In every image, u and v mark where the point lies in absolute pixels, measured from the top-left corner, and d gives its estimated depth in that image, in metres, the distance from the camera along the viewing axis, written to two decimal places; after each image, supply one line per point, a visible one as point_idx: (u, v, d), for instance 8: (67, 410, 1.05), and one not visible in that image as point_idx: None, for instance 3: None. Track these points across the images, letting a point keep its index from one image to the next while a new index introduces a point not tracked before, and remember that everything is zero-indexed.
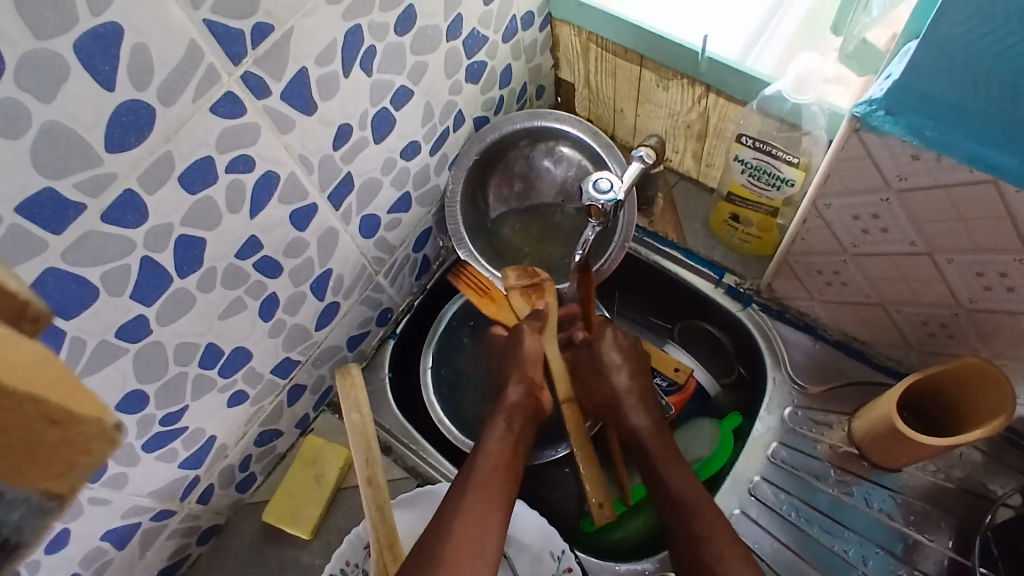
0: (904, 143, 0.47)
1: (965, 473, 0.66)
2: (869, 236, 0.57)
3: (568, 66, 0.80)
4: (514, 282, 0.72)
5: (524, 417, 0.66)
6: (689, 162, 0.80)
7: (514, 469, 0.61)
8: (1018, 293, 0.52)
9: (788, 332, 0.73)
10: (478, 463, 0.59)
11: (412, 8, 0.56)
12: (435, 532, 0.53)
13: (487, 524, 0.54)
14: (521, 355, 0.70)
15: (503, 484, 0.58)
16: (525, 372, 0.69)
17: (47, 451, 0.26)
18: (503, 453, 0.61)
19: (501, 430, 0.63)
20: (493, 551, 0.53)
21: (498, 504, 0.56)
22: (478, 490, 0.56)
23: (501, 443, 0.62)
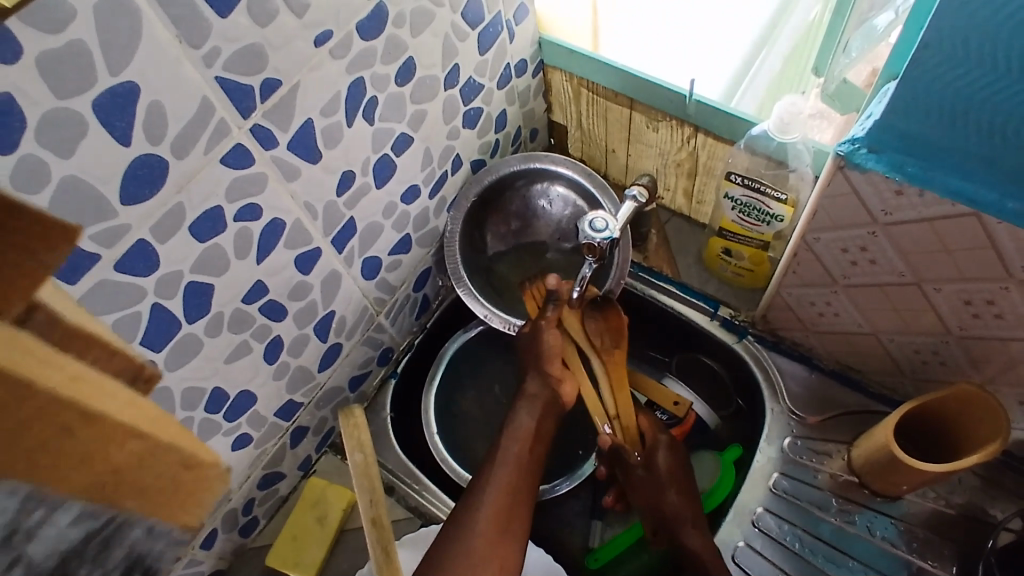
0: (888, 180, 0.49)
1: (965, 498, 0.67)
2: (858, 269, 0.59)
3: (561, 109, 0.83)
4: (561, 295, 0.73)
5: (548, 413, 0.69)
6: (680, 199, 0.82)
7: (537, 455, 0.66)
8: (1006, 320, 0.54)
9: (784, 362, 0.74)
10: (501, 457, 0.64)
11: (411, 60, 0.58)
12: (465, 514, 0.60)
13: (515, 512, 0.61)
14: (541, 348, 0.70)
15: (530, 473, 0.64)
16: (542, 362, 0.70)
17: (185, 489, 0.34)
18: (525, 445, 0.66)
19: (525, 419, 0.67)
20: (520, 533, 0.61)
21: (524, 493, 0.63)
22: (507, 480, 0.63)
23: (526, 431, 0.66)
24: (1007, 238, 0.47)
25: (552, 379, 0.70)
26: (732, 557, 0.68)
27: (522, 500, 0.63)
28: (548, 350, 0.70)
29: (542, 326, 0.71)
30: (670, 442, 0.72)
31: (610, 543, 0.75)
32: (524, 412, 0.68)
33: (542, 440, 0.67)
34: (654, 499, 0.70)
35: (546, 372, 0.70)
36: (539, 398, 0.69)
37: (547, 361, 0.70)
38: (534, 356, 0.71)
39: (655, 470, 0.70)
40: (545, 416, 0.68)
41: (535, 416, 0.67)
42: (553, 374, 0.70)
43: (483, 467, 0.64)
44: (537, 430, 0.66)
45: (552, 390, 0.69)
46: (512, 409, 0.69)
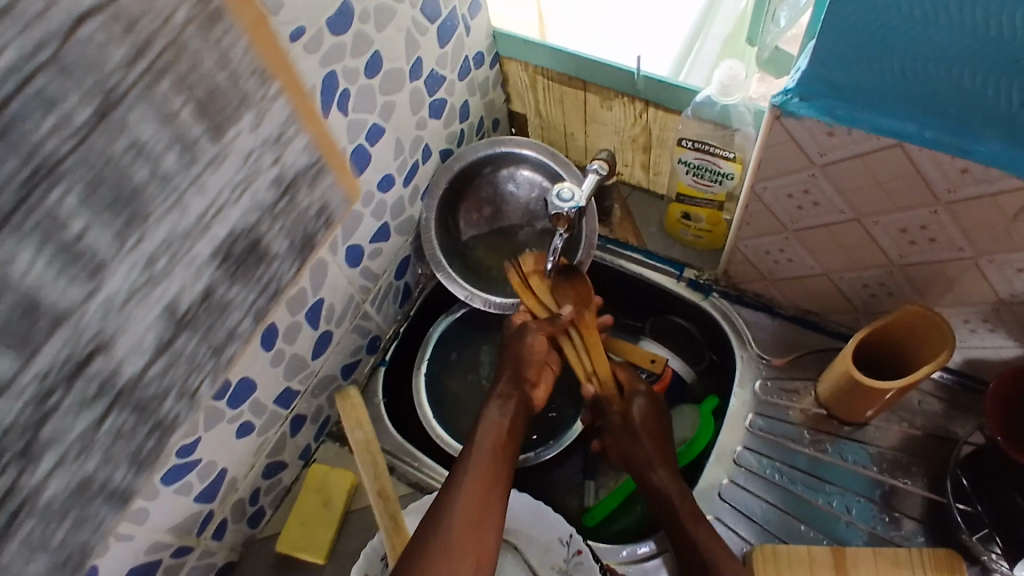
0: (820, 123, 0.55)
1: (926, 419, 0.73)
2: (804, 212, 0.65)
3: (519, 98, 0.88)
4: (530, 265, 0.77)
5: (519, 408, 0.72)
6: (638, 173, 0.87)
7: (510, 449, 0.68)
8: (939, 243, 0.60)
9: (748, 313, 0.80)
10: (476, 449, 0.67)
11: (377, 54, 0.63)
12: (444, 504, 0.62)
13: (490, 503, 0.63)
14: (525, 351, 0.75)
15: (504, 465, 0.66)
16: (521, 366, 0.75)
17: None
18: (498, 437, 0.68)
19: (496, 415, 0.70)
20: (496, 524, 0.62)
21: (499, 484, 0.65)
22: (482, 472, 0.65)
23: (498, 425, 0.69)
24: (931, 164, 0.53)
25: (524, 381, 0.74)
26: (719, 494, 0.72)
27: (497, 492, 0.64)
28: (531, 354, 0.75)
29: (529, 330, 0.76)
30: (647, 395, 0.76)
31: (603, 500, 0.78)
32: (497, 408, 0.71)
33: (515, 432, 0.70)
34: (628, 449, 0.73)
35: (521, 378, 0.74)
36: (512, 396, 0.73)
37: (529, 363, 0.75)
38: (517, 360, 0.75)
39: (629, 420, 0.74)
40: (518, 411, 0.72)
41: (507, 411, 0.71)
42: (527, 379, 0.75)
43: (458, 461, 0.66)
44: (510, 425, 0.70)
45: (524, 391, 0.74)
46: (484, 405, 0.72)
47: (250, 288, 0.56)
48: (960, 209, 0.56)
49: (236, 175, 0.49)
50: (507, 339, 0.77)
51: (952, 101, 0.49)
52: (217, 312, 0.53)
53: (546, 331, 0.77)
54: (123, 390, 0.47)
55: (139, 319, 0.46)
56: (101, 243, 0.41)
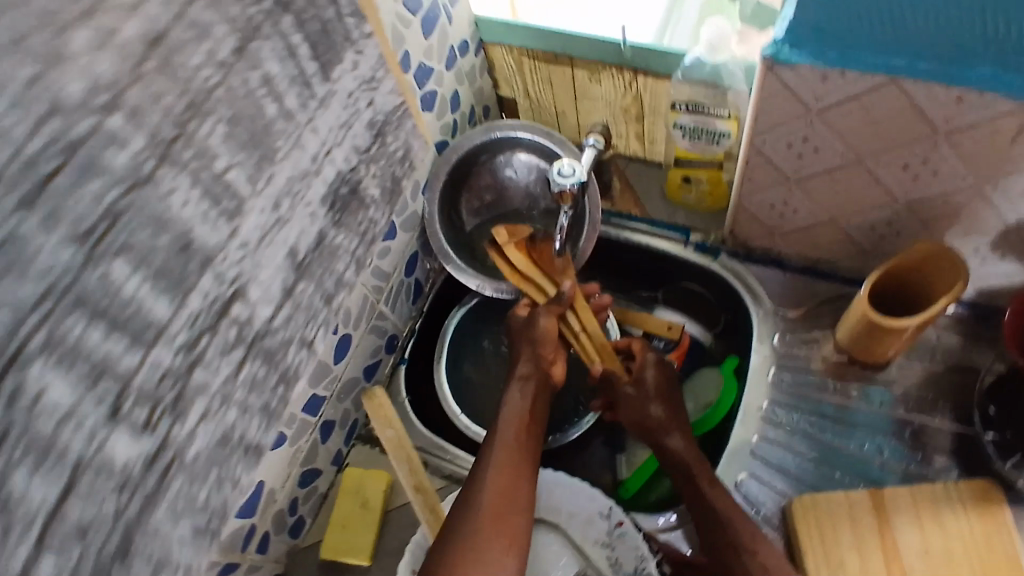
0: (813, 69, 0.55)
1: (946, 354, 0.73)
2: (805, 161, 0.65)
3: (506, 83, 0.88)
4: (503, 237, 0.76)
5: (539, 390, 0.71)
6: (634, 143, 0.87)
7: (534, 434, 0.68)
8: (942, 175, 0.60)
9: (759, 270, 0.80)
10: (501, 432, 0.67)
11: None
12: (472, 494, 0.62)
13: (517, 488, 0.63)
14: (536, 333, 0.73)
15: (529, 449, 0.66)
16: (538, 349, 0.72)
17: None
18: (521, 421, 0.68)
19: (517, 399, 0.70)
20: (525, 510, 0.62)
21: (524, 469, 0.64)
22: (506, 459, 0.65)
23: (520, 409, 0.69)
24: (924, 94, 0.54)
25: (544, 362, 0.72)
26: (751, 451, 0.72)
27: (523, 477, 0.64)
28: (547, 336, 0.73)
29: (543, 313, 0.73)
30: (659, 362, 0.75)
31: (636, 471, 0.78)
32: (517, 393, 0.71)
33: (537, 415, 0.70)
34: (638, 412, 0.73)
35: (540, 358, 0.72)
36: (531, 378, 0.72)
37: (542, 345, 0.73)
38: (533, 342, 0.73)
39: (643, 386, 0.73)
40: (538, 394, 0.71)
41: (528, 395, 0.70)
42: (545, 359, 0.73)
43: (482, 449, 0.66)
44: (532, 409, 0.69)
45: (542, 373, 0.72)
46: (505, 391, 0.72)
47: (344, 243, 0.65)
48: (960, 138, 0.56)
49: (332, 123, 0.59)
50: (519, 326, 0.75)
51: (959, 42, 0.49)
52: (329, 258, 0.64)
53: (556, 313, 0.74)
54: (258, 337, 0.56)
55: (268, 263, 0.55)
56: (241, 181, 0.50)
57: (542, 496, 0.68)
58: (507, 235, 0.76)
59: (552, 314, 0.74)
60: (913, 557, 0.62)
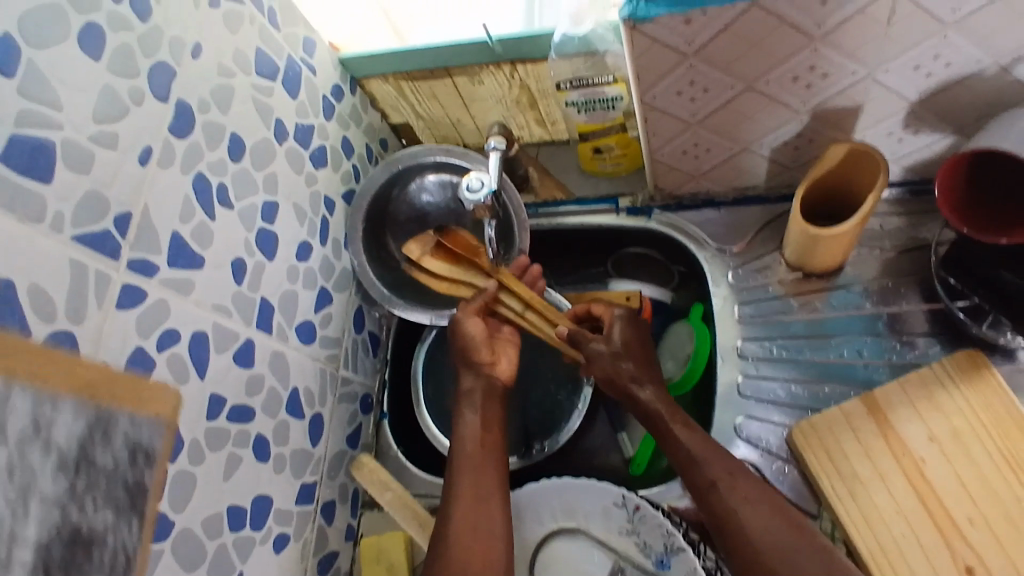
0: (673, 16, 0.53)
1: (893, 238, 0.74)
2: (700, 102, 0.64)
3: (394, 110, 0.86)
4: (418, 251, 0.77)
5: (488, 399, 0.72)
6: (537, 130, 0.86)
7: (493, 445, 0.69)
8: (833, 76, 0.60)
9: (694, 215, 0.80)
10: (458, 454, 0.68)
11: (236, 135, 0.61)
12: (444, 528, 0.63)
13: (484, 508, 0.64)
14: (467, 336, 0.73)
15: (488, 463, 0.67)
16: (472, 357, 0.73)
17: None
18: (477, 436, 0.69)
19: (469, 416, 0.71)
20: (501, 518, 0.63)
21: (487, 487, 0.65)
22: (469, 483, 0.65)
23: (474, 426, 0.70)
24: (791, 8, 0.52)
25: (484, 367, 0.73)
26: (741, 392, 0.72)
27: (488, 494, 0.65)
28: (475, 339, 0.73)
29: (465, 317, 0.73)
30: (624, 317, 0.74)
31: (641, 446, 0.79)
32: (467, 409, 0.71)
33: (491, 425, 0.70)
34: (611, 369, 0.71)
35: (477, 364, 0.73)
36: (476, 389, 0.73)
37: (474, 349, 0.73)
38: (464, 351, 0.73)
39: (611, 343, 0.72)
40: (488, 404, 0.72)
41: (477, 409, 0.71)
42: (484, 362, 0.73)
43: (448, 476, 0.67)
44: (484, 421, 0.70)
45: (487, 378, 0.73)
46: (456, 409, 0.72)
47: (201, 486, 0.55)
48: (836, 37, 0.55)
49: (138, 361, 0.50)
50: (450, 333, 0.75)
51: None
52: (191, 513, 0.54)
53: (478, 311, 0.74)
54: None
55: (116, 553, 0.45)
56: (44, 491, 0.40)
57: (556, 504, 0.68)
58: (419, 249, 0.77)
59: (473, 314, 0.74)
60: (921, 446, 0.63)
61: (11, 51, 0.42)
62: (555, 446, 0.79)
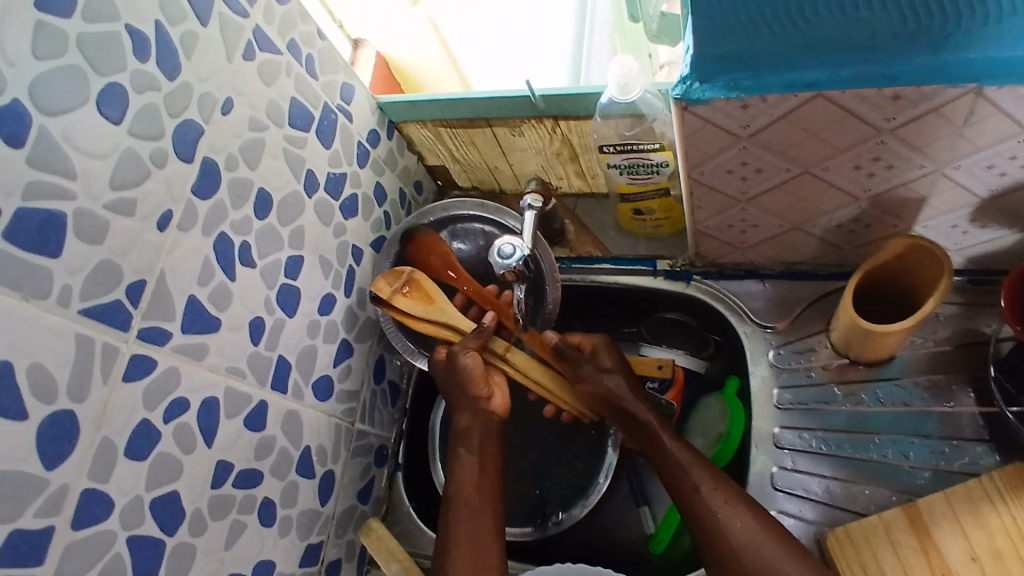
0: (730, 100, 0.49)
1: (951, 330, 0.69)
2: (749, 181, 0.60)
3: (431, 153, 0.83)
4: (388, 289, 0.71)
5: (485, 432, 0.68)
6: (576, 182, 0.83)
7: (490, 489, 0.65)
8: (899, 167, 0.55)
9: (736, 285, 0.76)
10: (455, 496, 0.64)
11: (263, 191, 0.59)
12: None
13: (481, 557, 0.60)
14: (465, 373, 0.68)
15: (485, 509, 0.63)
16: (468, 391, 0.68)
17: None
18: (474, 473, 0.65)
19: (465, 456, 0.66)
20: (493, 528, 0.62)
21: (484, 534, 0.61)
22: (467, 527, 0.61)
23: (471, 468, 0.65)
24: (857, 100, 0.48)
25: (480, 403, 0.68)
26: (773, 484, 0.68)
27: (485, 541, 0.61)
28: (473, 374, 0.68)
29: (462, 353, 0.69)
30: (608, 342, 0.72)
31: (665, 520, 0.74)
32: (464, 452, 0.67)
33: (488, 470, 0.66)
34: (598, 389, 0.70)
35: (473, 400, 0.68)
36: (473, 427, 0.68)
37: (472, 386, 0.68)
38: (461, 387, 0.68)
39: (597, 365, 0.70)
40: (486, 442, 0.67)
41: (474, 450, 0.67)
42: (480, 398, 0.68)
43: (442, 521, 0.63)
44: (481, 457, 0.66)
45: (484, 415, 0.68)
46: (452, 450, 0.68)
47: None
48: (906, 131, 0.50)
49: None
50: (443, 369, 0.70)
51: (852, 32, 0.44)
52: None
53: (475, 347, 0.70)
54: None
55: None
56: None
57: None
58: (389, 287, 0.71)
59: (470, 350, 0.70)
60: (964, 568, 0.56)
61: (22, 119, 0.40)
62: (572, 520, 0.76)
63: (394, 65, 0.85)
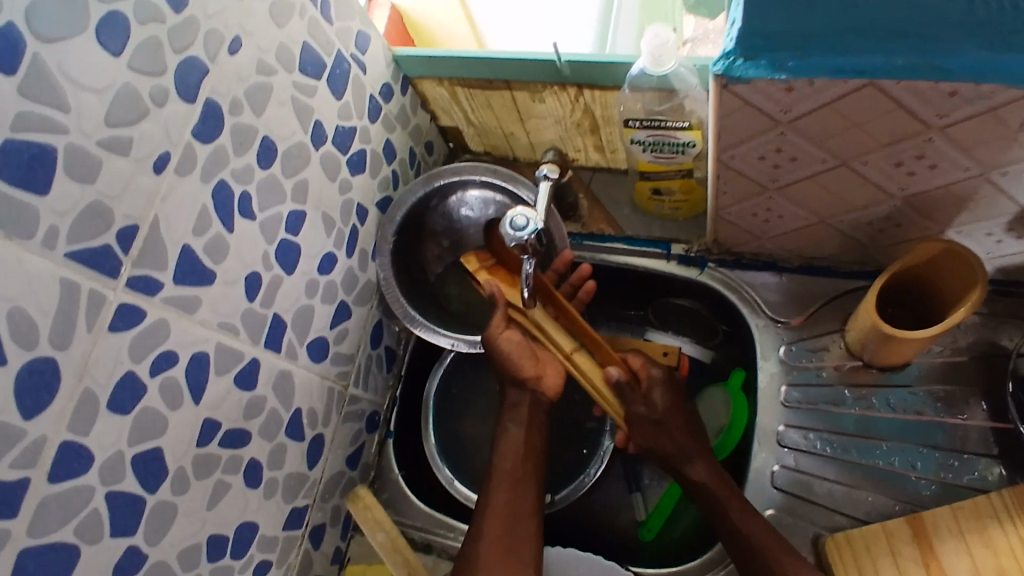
0: (774, 81, 0.46)
1: (971, 339, 0.66)
2: (781, 170, 0.57)
3: (445, 113, 0.80)
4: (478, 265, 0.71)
5: (532, 409, 0.68)
6: (594, 155, 0.79)
7: (533, 463, 0.66)
8: (942, 167, 0.52)
9: (752, 276, 0.74)
10: (501, 463, 0.65)
11: (268, 139, 0.56)
12: (469, 550, 0.59)
13: (517, 527, 0.61)
14: (500, 352, 0.66)
15: (526, 481, 0.64)
16: (514, 370, 0.67)
17: None
18: (518, 449, 0.66)
19: (513, 429, 0.67)
20: (529, 527, 0.61)
21: (523, 506, 0.62)
22: (507, 497, 0.62)
23: (516, 443, 0.66)
24: (910, 93, 0.45)
25: (528, 381, 0.68)
26: (772, 482, 0.67)
27: (523, 513, 0.62)
28: (508, 356, 0.67)
29: (496, 334, 0.66)
30: (664, 379, 0.69)
31: (657, 507, 0.75)
32: (511, 423, 0.67)
33: (533, 448, 0.66)
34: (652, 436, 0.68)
35: (521, 379, 0.68)
36: (522, 403, 0.68)
37: (514, 362, 0.67)
38: (507, 368, 0.67)
39: (653, 405, 0.68)
40: (534, 419, 0.68)
41: (522, 425, 0.67)
42: (529, 377, 0.68)
43: (482, 493, 0.63)
44: (527, 435, 0.66)
45: (532, 393, 0.68)
46: (500, 424, 0.68)
47: None
48: (957, 130, 0.47)
49: None
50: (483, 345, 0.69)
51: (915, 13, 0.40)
52: None
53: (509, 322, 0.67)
54: None
55: None
56: None
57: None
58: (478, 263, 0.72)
59: (502, 328, 0.66)
60: None
61: (13, 44, 0.37)
62: (566, 500, 0.75)
63: (408, 20, 0.81)
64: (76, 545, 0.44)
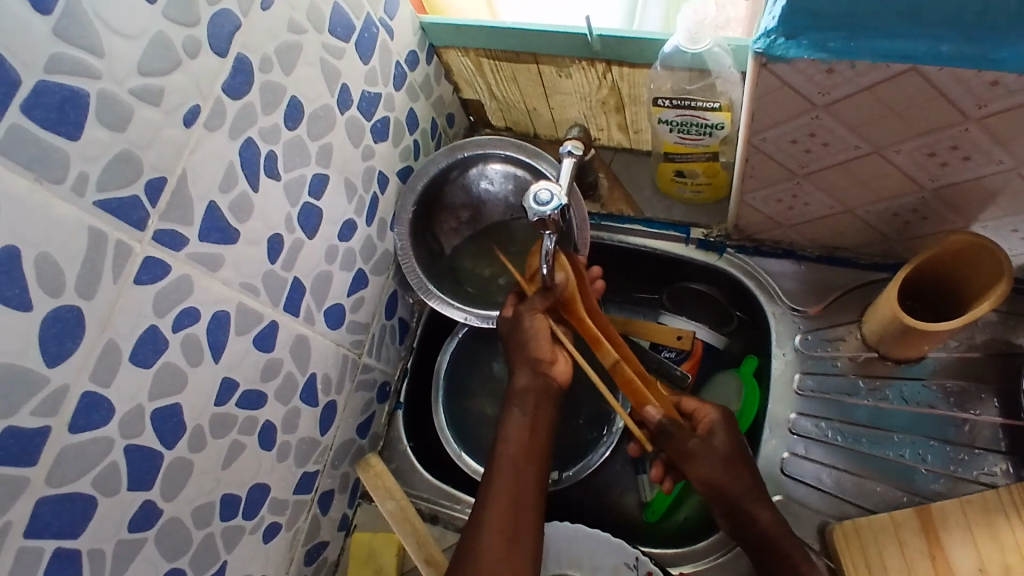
0: (815, 62, 0.45)
1: (988, 336, 0.66)
2: (812, 155, 0.56)
3: (468, 85, 0.79)
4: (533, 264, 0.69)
5: (539, 396, 0.66)
6: (617, 135, 0.79)
7: (536, 453, 0.64)
8: (976, 159, 0.51)
9: (771, 264, 0.74)
10: (502, 450, 0.63)
11: (295, 99, 0.55)
12: (471, 534, 0.58)
13: (519, 518, 0.59)
14: (525, 332, 0.67)
15: (529, 471, 0.62)
16: (532, 353, 0.67)
17: None
18: (522, 438, 0.64)
19: (516, 417, 0.65)
20: (531, 524, 0.59)
21: (525, 496, 0.61)
22: (508, 487, 0.60)
23: (521, 431, 0.64)
24: (952, 82, 0.44)
25: (542, 365, 0.67)
26: (782, 470, 0.67)
27: (525, 503, 0.60)
28: (535, 337, 0.67)
29: (528, 315, 0.67)
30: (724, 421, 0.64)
31: (659, 495, 0.74)
32: (517, 409, 0.65)
33: (536, 437, 0.64)
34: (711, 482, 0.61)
35: (531, 364, 0.67)
36: (530, 389, 0.66)
37: (534, 346, 0.67)
38: (525, 349, 0.67)
39: (711, 445, 0.62)
40: (541, 407, 0.66)
41: (527, 411, 0.65)
42: (543, 360, 0.67)
43: (486, 477, 0.62)
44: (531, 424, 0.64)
45: (541, 379, 0.66)
46: (506, 408, 0.67)
47: None
48: (995, 121, 0.47)
49: None
50: (509, 327, 0.69)
51: None
52: None
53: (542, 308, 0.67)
54: None
55: None
56: None
57: (563, 552, 0.66)
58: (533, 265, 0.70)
59: (538, 311, 0.67)
60: None
61: None
62: (573, 479, 0.75)
63: None
64: (94, 497, 0.44)
